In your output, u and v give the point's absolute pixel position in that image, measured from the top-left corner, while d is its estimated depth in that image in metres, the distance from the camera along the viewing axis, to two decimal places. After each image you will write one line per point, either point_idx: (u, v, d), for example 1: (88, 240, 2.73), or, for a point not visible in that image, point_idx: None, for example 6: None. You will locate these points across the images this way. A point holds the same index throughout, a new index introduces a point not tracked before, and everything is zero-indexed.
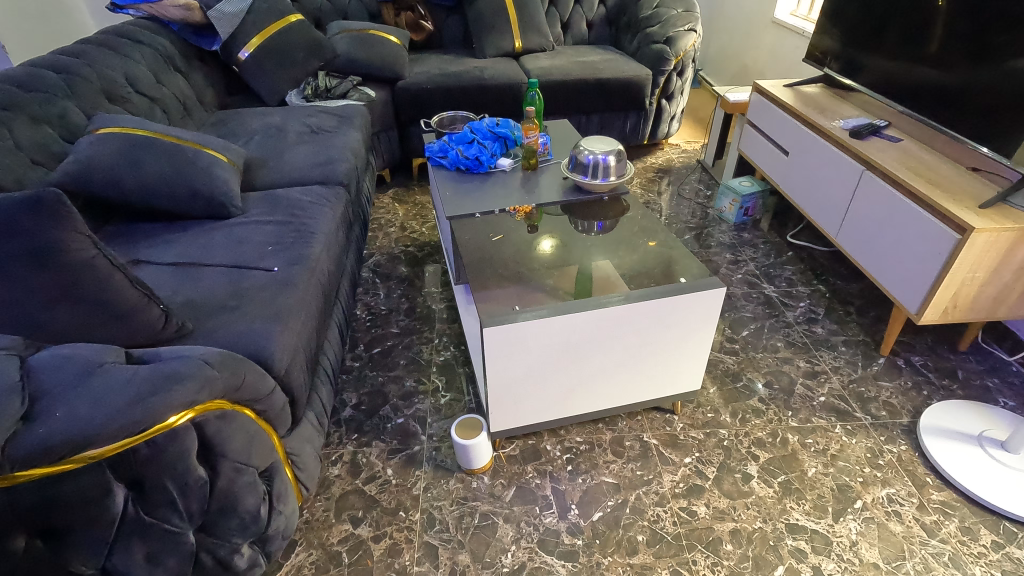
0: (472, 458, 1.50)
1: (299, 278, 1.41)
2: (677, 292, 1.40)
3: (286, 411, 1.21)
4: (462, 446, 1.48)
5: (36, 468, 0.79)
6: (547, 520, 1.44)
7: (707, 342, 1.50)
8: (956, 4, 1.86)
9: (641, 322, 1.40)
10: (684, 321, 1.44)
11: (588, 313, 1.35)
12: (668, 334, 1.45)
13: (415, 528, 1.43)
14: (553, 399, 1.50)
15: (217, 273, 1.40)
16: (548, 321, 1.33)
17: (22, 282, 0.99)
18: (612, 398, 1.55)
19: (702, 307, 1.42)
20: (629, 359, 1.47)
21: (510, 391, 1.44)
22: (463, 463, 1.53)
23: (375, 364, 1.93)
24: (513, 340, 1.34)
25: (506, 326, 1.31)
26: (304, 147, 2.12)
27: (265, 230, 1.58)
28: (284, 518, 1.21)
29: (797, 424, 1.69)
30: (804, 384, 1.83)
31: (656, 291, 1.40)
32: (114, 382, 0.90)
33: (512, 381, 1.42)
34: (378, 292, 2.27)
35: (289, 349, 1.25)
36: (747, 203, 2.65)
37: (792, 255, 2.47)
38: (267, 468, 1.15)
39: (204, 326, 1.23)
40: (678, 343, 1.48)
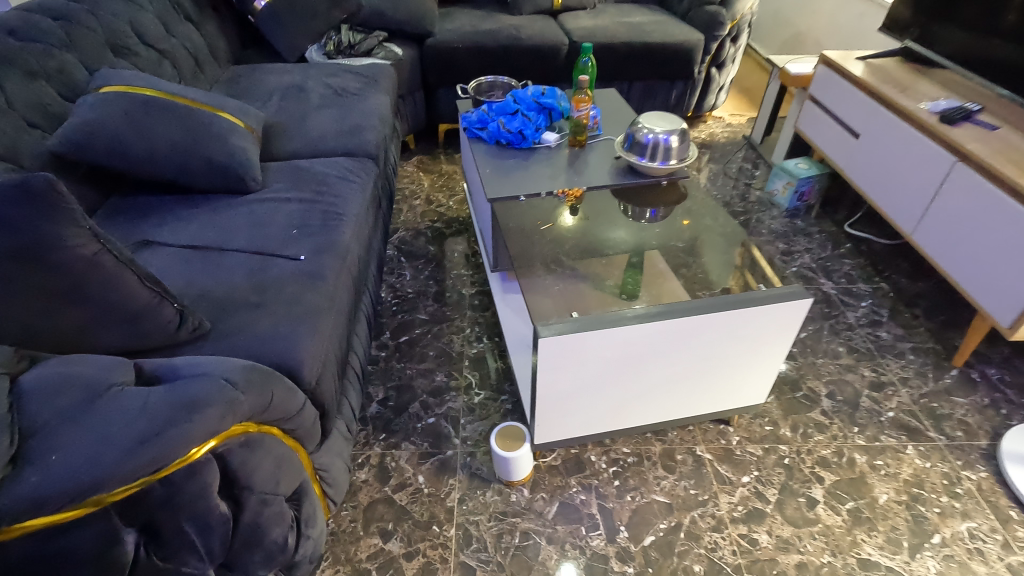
0: (515, 472, 1.38)
1: (328, 270, 1.25)
2: (755, 300, 1.22)
3: (315, 423, 1.07)
4: (504, 460, 1.36)
5: (31, 523, 0.66)
6: (594, 543, 1.32)
7: (780, 356, 1.34)
8: None
9: (711, 334, 1.24)
10: (757, 332, 1.27)
11: (656, 323, 1.18)
12: (739, 347, 1.29)
13: (450, 545, 1.32)
14: (606, 412, 1.35)
15: (237, 262, 1.24)
16: (612, 331, 1.16)
17: (11, 285, 0.83)
18: (668, 410, 1.40)
19: (782, 318, 1.25)
20: (693, 372, 1.31)
21: (560, 403, 1.29)
22: (500, 474, 1.41)
23: (403, 355, 1.79)
24: (568, 351, 1.18)
25: (563, 338, 1.14)
26: (327, 111, 1.92)
27: (288, 210, 1.42)
28: (312, 542, 1.08)
29: (864, 442, 1.55)
30: (870, 396, 1.67)
31: (730, 299, 1.23)
32: (137, 407, 0.76)
33: (564, 394, 1.27)
34: (404, 273, 2.11)
35: (318, 356, 1.10)
36: (803, 186, 2.41)
37: (850, 248, 2.28)
38: (295, 491, 1.02)
39: (224, 326, 1.08)
40: (748, 357, 1.32)
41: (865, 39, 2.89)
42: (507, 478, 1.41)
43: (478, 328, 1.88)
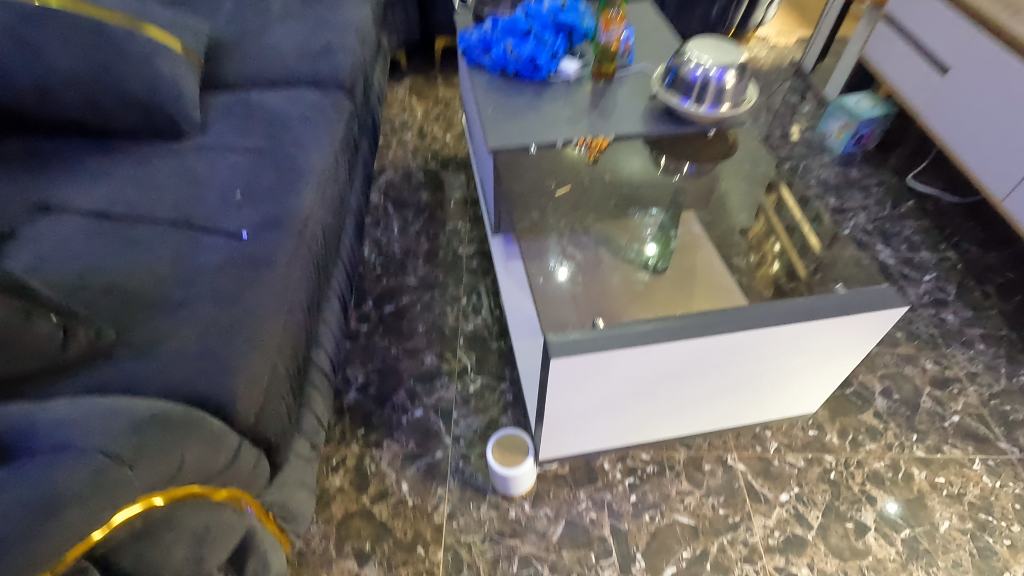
0: (514, 488, 1.19)
1: (276, 257, 0.97)
2: (831, 308, 0.94)
3: (260, 459, 0.84)
4: (501, 475, 1.16)
5: None
6: (605, 574, 1.13)
7: (846, 368, 1.08)
8: None
9: (768, 348, 0.97)
10: (828, 344, 1.00)
11: (705, 337, 0.90)
12: (799, 360, 1.02)
13: (437, 572, 1.13)
14: (628, 427, 1.11)
15: (159, 239, 0.97)
16: (647, 349, 0.89)
17: None
18: (702, 422, 1.16)
19: (862, 329, 0.97)
20: (737, 387, 1.06)
21: (572, 421, 1.05)
22: (497, 487, 1.21)
23: (387, 330, 1.54)
24: (589, 371, 0.91)
25: (583, 358, 0.87)
26: (292, 23, 1.53)
27: (232, 165, 1.11)
28: None
29: (924, 454, 1.32)
30: (932, 396, 1.43)
31: (798, 305, 0.95)
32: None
33: (579, 412, 1.03)
34: (391, 225, 1.81)
35: (257, 380, 0.85)
36: (862, 130, 2.06)
37: (913, 206, 1.95)
38: (236, 546, 0.81)
39: (132, 337, 0.83)
40: (807, 370, 1.06)
41: None
42: (506, 491, 1.21)
43: (475, 298, 1.61)
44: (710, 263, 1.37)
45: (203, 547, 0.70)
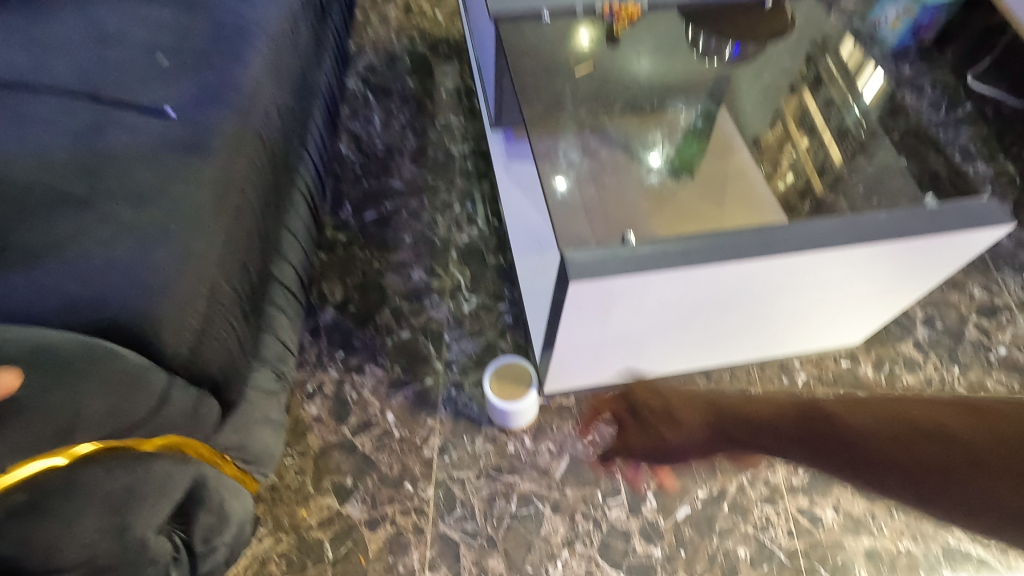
0: (516, 420, 1.07)
1: (213, 145, 0.75)
2: (916, 227, 0.75)
3: (206, 400, 0.67)
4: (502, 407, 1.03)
5: None
6: (614, 515, 1.02)
7: (908, 298, 0.92)
8: None
9: (829, 275, 0.79)
10: (903, 272, 0.83)
11: (764, 261, 0.72)
12: (859, 290, 0.86)
13: (426, 511, 1.02)
14: (650, 361, 0.96)
15: (57, 116, 0.74)
16: (691, 273, 0.71)
17: None
18: (732, 353, 1.02)
19: (946, 253, 0.79)
20: (779, 317, 0.90)
21: (584, 353, 0.90)
22: (494, 419, 1.09)
23: (369, 240, 1.33)
24: (615, 299, 0.74)
25: (606, 285, 0.70)
26: None
27: (153, 19, 0.84)
28: (225, 545, 0.76)
29: (966, 389, 1.20)
30: (979, 325, 1.28)
31: (875, 222, 0.76)
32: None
33: (597, 343, 0.87)
34: (372, 117, 1.54)
35: (186, 309, 0.66)
36: (924, 18, 1.70)
37: (971, 110, 1.70)
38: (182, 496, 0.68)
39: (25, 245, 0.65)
40: (863, 300, 0.89)
41: None
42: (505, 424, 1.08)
43: (470, 206, 1.40)
44: (747, 169, 1.15)
45: (134, 500, 0.59)
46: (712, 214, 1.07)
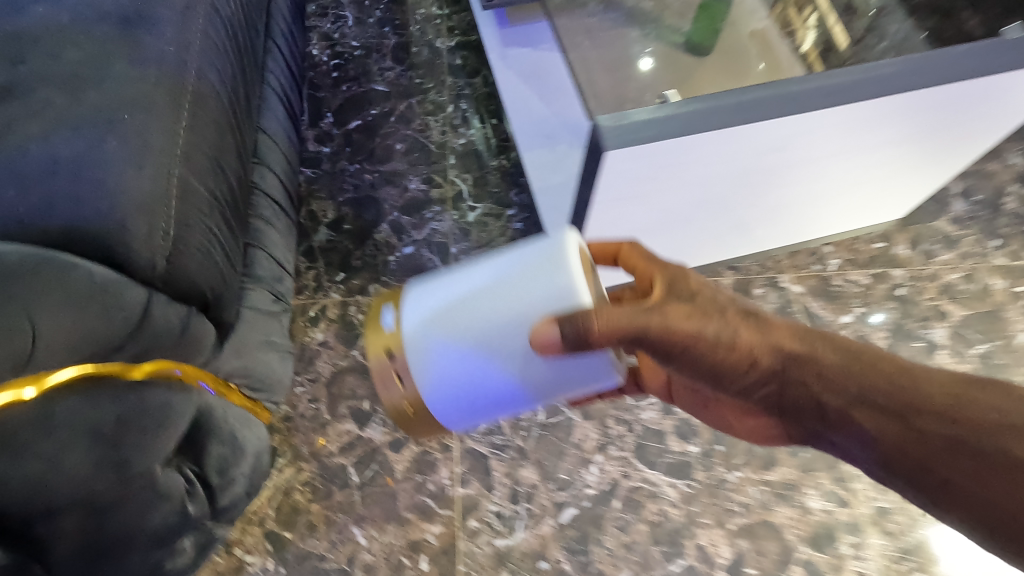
0: (470, 395, 0.47)
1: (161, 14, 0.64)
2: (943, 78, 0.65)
3: (195, 322, 0.58)
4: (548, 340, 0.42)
5: None
6: (646, 416, 0.98)
7: (931, 163, 0.82)
8: None
9: (845, 141, 0.70)
10: (973, 119, 0.73)
11: (825, 112, 0.63)
12: (883, 154, 0.76)
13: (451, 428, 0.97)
14: (690, 251, 0.91)
15: None
16: (758, 128, 0.63)
17: None
18: (775, 239, 0.95)
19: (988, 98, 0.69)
20: (794, 198, 0.82)
21: None
22: (432, 336, 0.46)
23: (357, 152, 1.21)
24: (660, 170, 0.66)
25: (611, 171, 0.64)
26: None
27: None
28: (247, 474, 0.70)
29: (1005, 261, 1.14)
30: (1019, 195, 1.20)
31: (898, 75, 0.65)
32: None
33: (634, 231, 0.79)
34: (344, 13, 1.36)
35: (153, 215, 0.55)
36: None
37: None
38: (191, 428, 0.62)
39: None
40: (883, 168, 0.80)
41: None
42: (453, 378, 0.46)
43: (464, 106, 1.26)
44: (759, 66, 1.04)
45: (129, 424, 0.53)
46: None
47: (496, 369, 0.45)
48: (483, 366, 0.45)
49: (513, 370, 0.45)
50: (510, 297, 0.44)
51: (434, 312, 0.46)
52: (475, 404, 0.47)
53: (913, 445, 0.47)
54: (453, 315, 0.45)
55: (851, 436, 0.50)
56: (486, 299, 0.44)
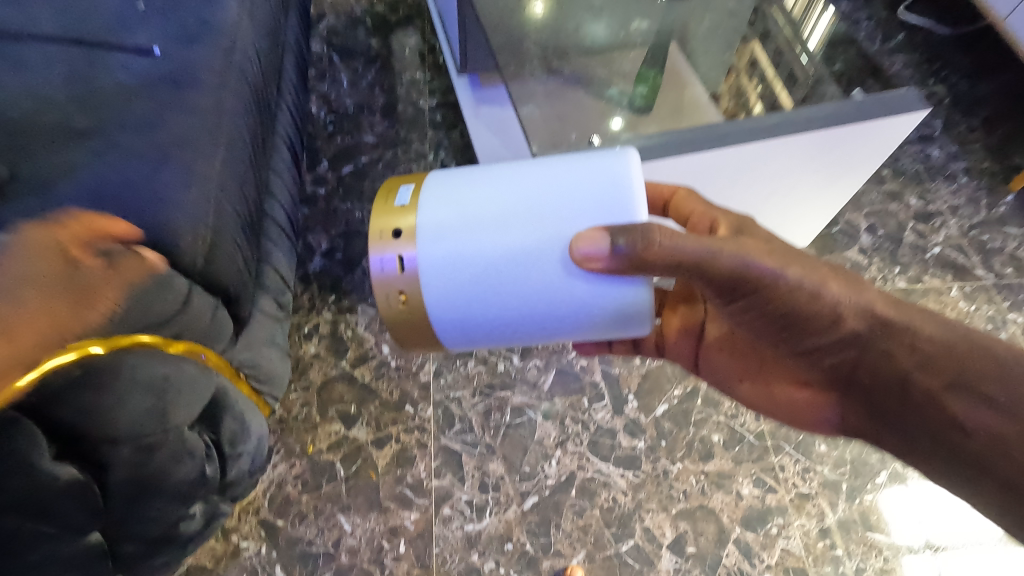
0: (476, 278, 0.54)
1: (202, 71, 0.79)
2: (810, 126, 0.84)
3: (218, 315, 0.74)
4: (588, 240, 0.52)
5: None
6: (599, 416, 1.12)
7: (820, 197, 1.01)
8: None
9: (739, 174, 0.89)
10: (845, 160, 0.91)
11: (706, 155, 0.82)
12: (775, 188, 0.95)
13: (427, 428, 1.09)
14: None
15: (42, 57, 0.76)
16: (663, 163, 0.82)
17: None
18: None
19: (854, 147, 0.88)
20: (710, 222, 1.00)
21: None
22: (468, 215, 0.55)
23: (349, 193, 1.38)
24: None
25: None
26: None
27: None
28: (250, 453, 0.82)
29: (905, 285, 1.33)
30: (915, 230, 1.41)
31: (778, 124, 0.84)
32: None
33: None
34: (339, 77, 1.58)
35: (198, 227, 0.70)
36: None
37: (903, 41, 1.81)
38: (209, 405, 0.74)
39: (36, 171, 0.68)
40: (780, 199, 0.99)
41: None
42: (470, 258, 0.54)
43: (443, 155, 1.46)
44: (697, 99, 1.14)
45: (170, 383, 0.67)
46: (669, 125, 1.10)
47: (520, 258, 0.54)
48: (507, 253, 0.54)
49: (530, 263, 0.54)
50: (567, 199, 0.54)
51: (483, 196, 0.55)
52: (472, 289, 0.55)
53: (972, 427, 0.57)
54: (502, 200, 0.55)
55: (923, 410, 0.60)
56: (534, 191, 0.55)
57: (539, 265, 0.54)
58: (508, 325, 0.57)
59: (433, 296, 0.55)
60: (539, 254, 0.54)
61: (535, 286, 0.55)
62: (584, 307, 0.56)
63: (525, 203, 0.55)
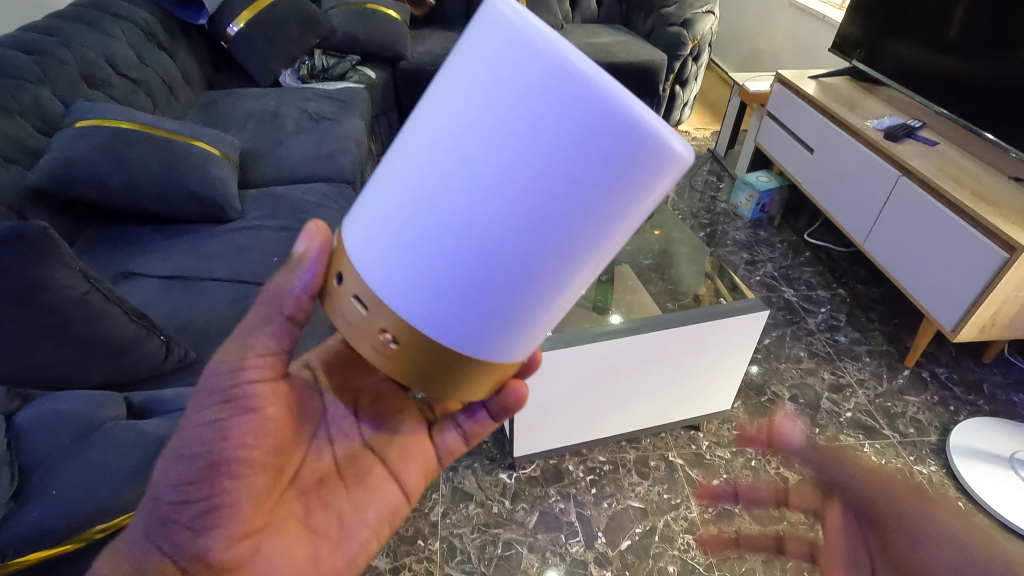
0: (456, 239, 0.47)
1: None
2: (718, 315, 1.37)
3: None
4: (563, 79, 0.42)
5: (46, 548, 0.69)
6: (574, 549, 1.38)
7: (735, 370, 1.50)
8: (967, 21, 1.86)
9: (675, 348, 1.37)
10: (744, 339, 1.43)
11: (651, 334, 1.32)
12: (705, 358, 1.43)
13: (435, 558, 1.36)
14: (596, 419, 1.48)
15: (217, 290, 1.28)
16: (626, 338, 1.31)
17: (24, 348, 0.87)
18: (657, 415, 1.54)
19: (743, 331, 1.40)
20: (662, 383, 1.45)
21: (539, 419, 1.41)
22: (393, 191, 0.50)
23: None
24: (582, 356, 1.31)
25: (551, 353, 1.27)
26: (304, 136, 1.93)
27: (268, 237, 1.46)
28: None
29: (825, 442, 1.64)
30: (830, 399, 1.77)
31: (694, 316, 1.37)
32: (399, 488, 0.78)
33: (567, 394, 1.39)
34: None
35: None
36: (764, 199, 2.51)
37: (810, 256, 2.37)
38: None
39: (208, 355, 1.13)
40: (712, 365, 1.46)
41: (817, 54, 3.01)
42: (435, 243, 0.48)
43: None
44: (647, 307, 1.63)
45: None
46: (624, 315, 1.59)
47: (466, 200, 0.46)
48: (446, 207, 0.47)
49: (481, 197, 0.46)
50: (480, 105, 0.45)
51: (403, 175, 0.50)
52: (436, 274, 0.48)
53: None
54: (420, 152, 0.49)
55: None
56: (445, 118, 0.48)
57: (495, 190, 0.45)
58: (522, 258, 0.47)
59: (405, 306, 0.50)
60: (495, 190, 0.45)
61: (529, 218, 0.46)
62: (582, 195, 0.45)
63: (443, 150, 0.47)
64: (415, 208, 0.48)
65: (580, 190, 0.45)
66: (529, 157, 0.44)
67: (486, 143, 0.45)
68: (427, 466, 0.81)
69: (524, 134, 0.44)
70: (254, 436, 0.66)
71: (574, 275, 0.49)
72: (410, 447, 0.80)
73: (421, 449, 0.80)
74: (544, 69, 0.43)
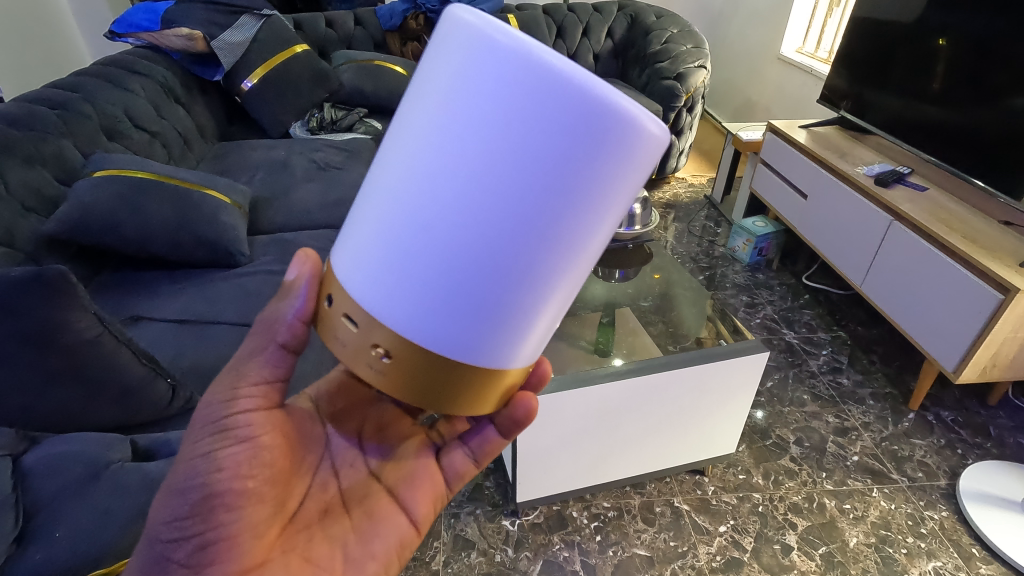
0: (442, 237, 0.49)
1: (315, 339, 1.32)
2: (718, 356, 1.38)
3: None
4: (526, 72, 0.45)
5: None
6: None
7: (738, 412, 1.49)
8: (949, 73, 1.94)
9: (678, 389, 1.38)
10: (745, 380, 1.43)
11: (652, 376, 1.33)
12: (708, 399, 1.43)
13: None
14: (599, 463, 1.47)
15: (224, 334, 1.30)
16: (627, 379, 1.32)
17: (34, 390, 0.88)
18: (661, 459, 1.52)
19: (745, 371, 1.40)
20: (665, 425, 1.44)
21: (542, 462, 1.40)
22: (378, 203, 0.52)
23: None
24: (583, 398, 1.31)
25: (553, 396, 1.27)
26: (312, 184, 1.99)
27: (275, 281, 1.49)
28: None
29: (833, 486, 1.62)
30: (835, 442, 1.75)
31: (696, 356, 1.38)
32: (405, 514, 0.78)
33: (569, 437, 1.38)
34: None
35: None
36: (761, 244, 2.55)
37: (809, 298, 2.39)
38: None
39: None
40: (715, 407, 1.46)
41: (807, 105, 3.12)
42: (423, 245, 0.49)
43: None
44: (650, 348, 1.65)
45: None
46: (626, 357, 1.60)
47: (450, 199, 0.48)
48: (429, 211, 0.49)
49: (464, 195, 0.48)
50: (452, 117, 0.48)
51: (386, 186, 0.52)
52: (426, 276, 0.50)
53: None
54: (401, 162, 0.51)
55: None
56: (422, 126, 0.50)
57: (475, 193, 0.47)
58: (508, 248, 0.49)
59: (400, 317, 0.52)
60: (475, 186, 0.47)
61: (511, 208, 0.47)
62: (561, 190, 0.47)
63: (422, 156, 0.49)
64: (400, 215, 0.50)
65: (558, 179, 0.47)
66: (505, 151, 0.46)
67: (462, 145, 0.47)
68: (436, 491, 0.81)
69: (499, 139, 0.46)
70: (249, 465, 0.66)
71: (563, 268, 0.51)
72: (414, 471, 0.80)
73: (427, 474, 0.80)
74: (509, 75, 0.45)
